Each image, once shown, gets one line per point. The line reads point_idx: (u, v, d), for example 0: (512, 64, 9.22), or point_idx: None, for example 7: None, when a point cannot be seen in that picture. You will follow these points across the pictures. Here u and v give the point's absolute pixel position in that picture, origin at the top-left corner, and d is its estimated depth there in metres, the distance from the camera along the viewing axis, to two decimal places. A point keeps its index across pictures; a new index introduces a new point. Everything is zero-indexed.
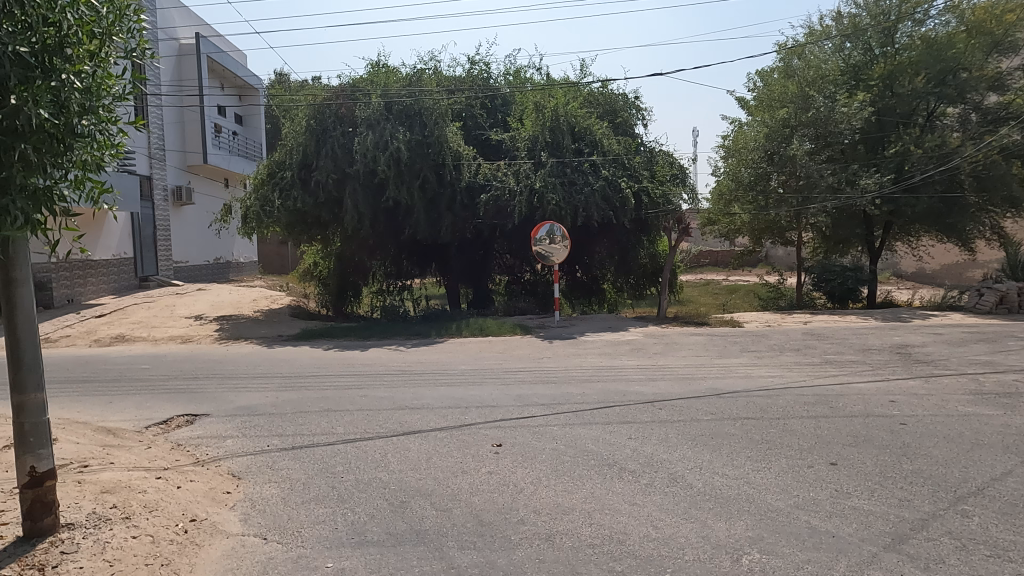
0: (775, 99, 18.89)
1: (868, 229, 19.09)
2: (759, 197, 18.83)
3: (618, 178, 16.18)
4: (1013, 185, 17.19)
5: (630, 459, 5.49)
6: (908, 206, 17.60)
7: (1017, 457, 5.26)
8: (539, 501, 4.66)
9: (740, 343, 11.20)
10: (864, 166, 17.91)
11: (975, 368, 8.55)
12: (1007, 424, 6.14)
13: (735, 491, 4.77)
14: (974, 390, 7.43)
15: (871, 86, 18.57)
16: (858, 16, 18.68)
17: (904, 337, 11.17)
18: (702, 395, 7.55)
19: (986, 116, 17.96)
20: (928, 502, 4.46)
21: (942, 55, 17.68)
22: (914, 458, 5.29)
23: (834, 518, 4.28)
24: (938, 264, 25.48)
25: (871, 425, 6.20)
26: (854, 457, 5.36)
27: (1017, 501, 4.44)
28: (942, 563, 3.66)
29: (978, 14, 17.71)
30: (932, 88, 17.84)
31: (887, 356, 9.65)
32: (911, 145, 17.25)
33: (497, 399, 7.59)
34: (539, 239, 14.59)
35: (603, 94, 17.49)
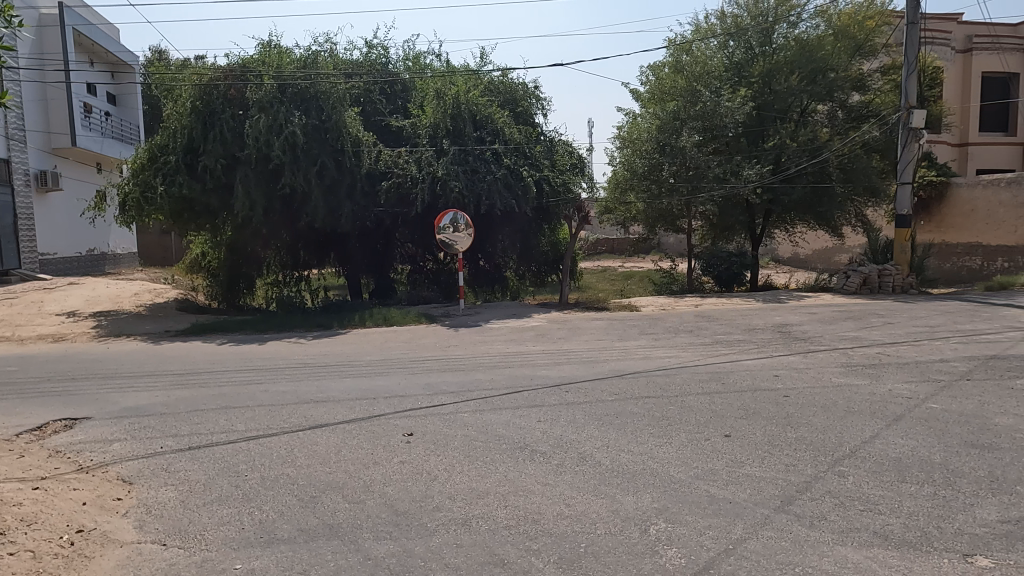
0: (665, 92, 19.61)
1: (751, 217, 20.26)
2: (652, 187, 19.51)
3: (520, 167, 16.28)
4: (873, 177, 18.80)
5: (540, 441, 5.62)
6: (785, 195, 18.79)
7: (883, 421, 5.85)
8: (454, 487, 4.68)
9: (638, 326, 11.68)
10: (746, 158, 19.08)
11: (844, 343, 9.41)
12: (874, 392, 6.82)
13: (640, 465, 5.00)
14: (845, 363, 8.16)
15: (752, 83, 19.52)
16: (740, 16, 19.73)
17: (784, 317, 12.07)
18: (605, 377, 7.83)
19: (851, 113, 19.66)
20: (810, 465, 4.89)
21: (814, 56, 19.02)
22: (797, 427, 5.75)
23: (730, 485, 4.59)
24: (810, 250, 27.66)
25: (758, 398, 6.68)
26: (745, 429, 5.75)
27: (885, 460, 4.95)
28: (824, 519, 4.03)
29: (843, 19, 19.19)
30: (805, 87, 19.20)
31: (770, 334, 10.39)
32: (787, 138, 18.60)
33: (405, 388, 7.52)
34: (443, 227, 14.44)
35: (503, 82, 17.64)
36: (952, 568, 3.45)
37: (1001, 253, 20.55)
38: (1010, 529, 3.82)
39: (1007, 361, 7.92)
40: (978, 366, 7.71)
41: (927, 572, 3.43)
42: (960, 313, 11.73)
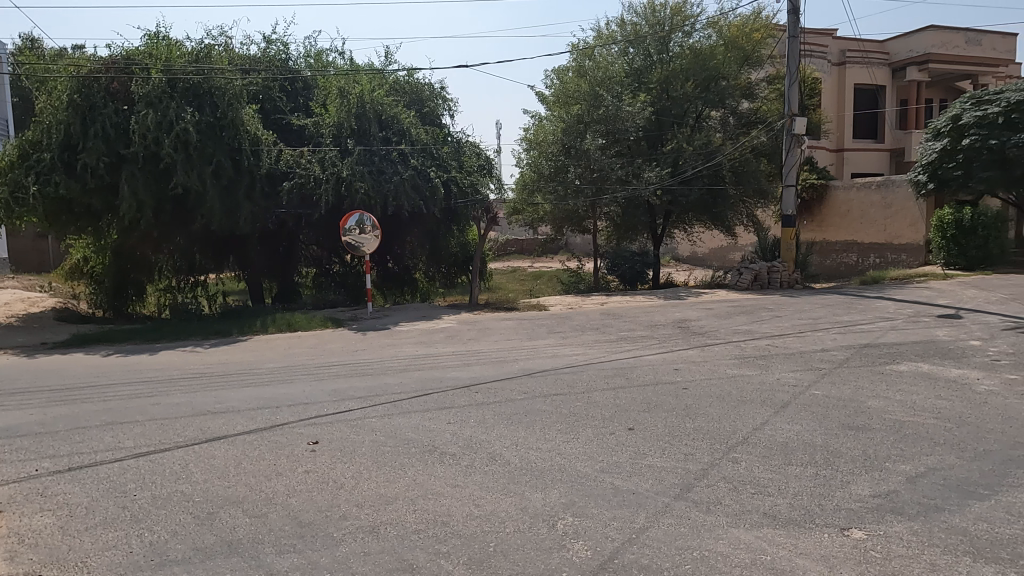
0: (569, 95, 20.08)
1: (652, 218, 21.09)
2: (558, 188, 19.92)
3: (427, 168, 16.17)
4: (761, 179, 20.01)
5: (449, 443, 5.60)
6: (683, 197, 19.66)
7: (772, 409, 6.25)
8: (361, 494, 4.59)
9: (546, 325, 11.88)
10: (647, 160, 19.82)
11: (738, 336, 9.97)
12: (764, 381, 7.27)
13: (547, 462, 5.09)
14: (738, 356, 8.64)
15: (651, 89, 20.30)
16: (638, 24, 20.50)
17: (683, 313, 12.65)
18: (514, 376, 7.92)
19: (741, 119, 20.90)
20: (707, 453, 5.15)
21: (707, 65, 20.01)
22: (695, 418, 6.04)
23: (633, 477, 4.76)
24: (707, 248, 29.09)
25: (659, 392, 6.96)
26: (647, 421, 5.97)
27: (773, 445, 5.29)
28: (719, 504, 4.26)
29: (733, 31, 20.35)
30: (699, 93, 20.20)
31: (670, 330, 10.86)
32: (684, 143, 19.49)
33: (310, 396, 7.29)
34: (348, 229, 14.10)
35: (409, 82, 17.49)
36: (831, 542, 3.74)
37: (873, 251, 22.38)
38: (880, 502, 4.18)
39: (878, 348, 8.66)
40: (853, 354, 8.38)
41: (809, 547, 3.69)
42: (839, 305, 12.69)
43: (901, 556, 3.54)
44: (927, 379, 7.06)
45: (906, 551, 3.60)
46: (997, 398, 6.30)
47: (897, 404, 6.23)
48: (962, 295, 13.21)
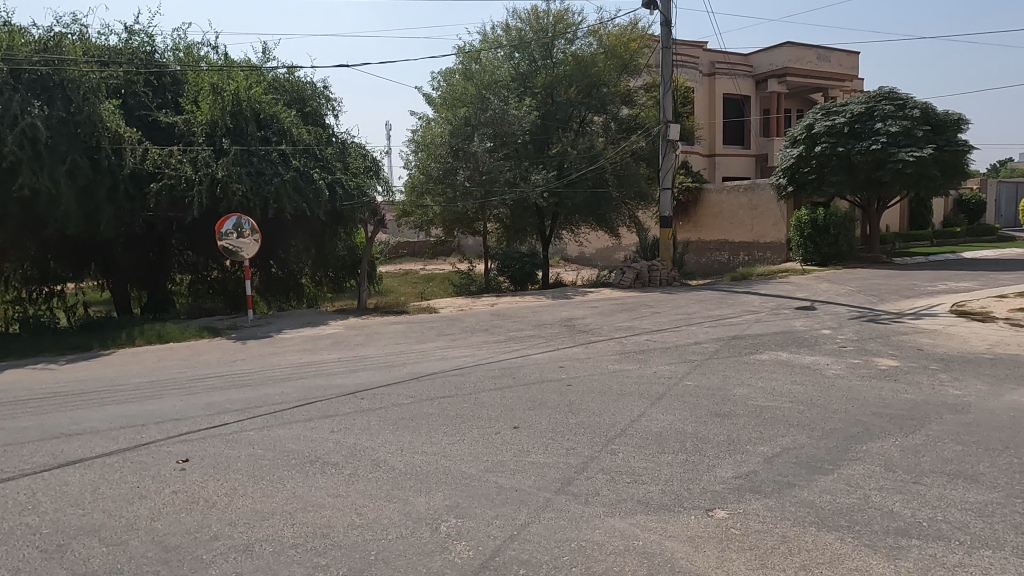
0: (456, 98, 20.14)
1: (540, 219, 21.56)
2: (447, 190, 19.89)
3: (310, 169, 15.62)
4: (641, 182, 20.96)
5: (332, 452, 5.46)
6: (569, 199, 20.25)
7: (648, 401, 6.58)
8: (236, 512, 4.37)
9: (436, 328, 11.84)
10: (534, 164, 20.23)
11: (620, 333, 10.41)
12: (642, 375, 7.63)
13: (432, 465, 5.08)
14: (619, 351, 9.03)
15: (536, 94, 20.90)
16: (522, 30, 20.92)
17: (570, 312, 13.02)
18: (402, 380, 7.83)
19: (622, 125, 21.78)
20: (587, 447, 5.34)
21: (588, 71, 20.74)
22: (577, 413, 6.24)
23: (516, 474, 4.85)
24: (595, 249, 30.06)
25: (545, 390, 7.13)
26: (532, 419, 6.10)
27: (648, 435, 5.56)
28: (597, 495, 4.43)
29: (612, 40, 21.22)
30: (581, 99, 20.95)
31: (557, 329, 11.15)
32: (568, 147, 20.14)
33: (181, 411, 6.84)
34: (225, 232, 13.40)
35: (289, 80, 16.86)
36: (698, 523, 3.98)
37: (743, 249, 24.08)
38: (741, 482, 4.51)
39: (744, 340, 9.33)
40: (723, 345, 8.98)
41: (677, 529, 3.92)
42: (711, 301, 13.56)
43: (758, 531, 3.84)
44: (785, 366, 7.70)
45: (761, 526, 3.90)
46: (843, 381, 6.98)
47: (758, 391, 6.75)
48: (816, 289, 14.51)
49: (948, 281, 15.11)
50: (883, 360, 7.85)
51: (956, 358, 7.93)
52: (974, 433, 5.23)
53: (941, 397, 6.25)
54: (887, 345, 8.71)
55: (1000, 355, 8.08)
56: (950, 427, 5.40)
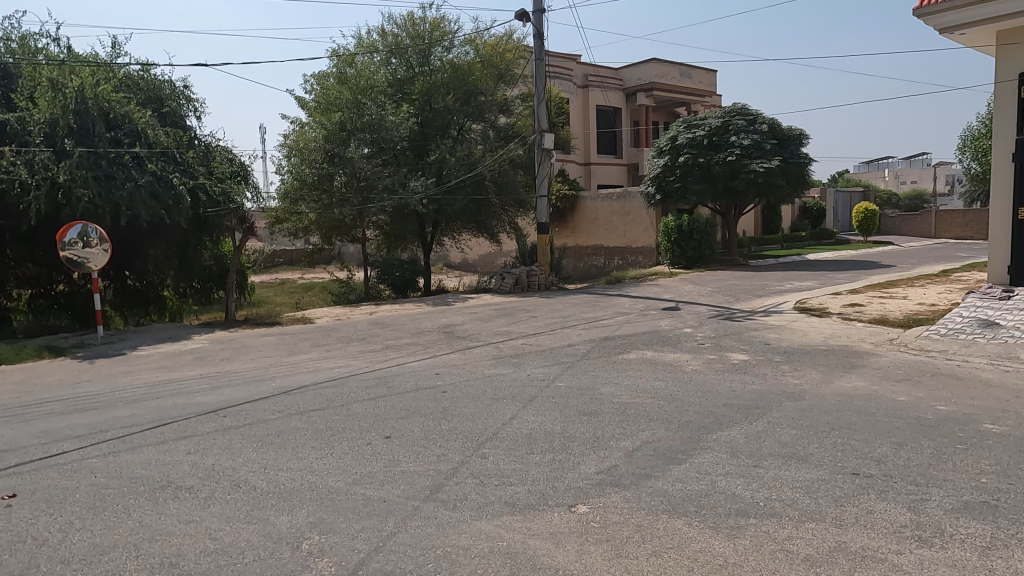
0: (331, 102, 19.60)
1: (420, 226, 21.39)
2: (323, 197, 19.37)
3: (168, 173, 14.64)
4: (519, 190, 21.46)
5: (187, 475, 5.12)
6: (448, 206, 20.24)
7: (520, 403, 6.71)
8: (71, 548, 3.99)
9: (310, 339, 11.43)
10: (412, 170, 20.06)
11: (497, 337, 10.56)
12: (516, 378, 7.79)
13: (296, 482, 4.90)
14: (496, 356, 9.15)
15: (414, 101, 20.72)
16: (398, 35, 20.73)
17: (449, 318, 13.04)
18: (269, 395, 7.49)
19: (500, 133, 22.04)
20: (458, 452, 5.37)
21: (465, 80, 20.87)
22: (451, 419, 6.26)
23: (385, 485, 4.79)
24: (476, 255, 30.24)
25: (419, 397, 7.09)
26: (404, 428, 6.05)
27: (518, 438, 5.67)
28: (465, 500, 4.46)
29: (488, 50, 21.59)
30: (459, 107, 20.91)
31: (435, 335, 11.13)
32: (446, 154, 19.97)
33: (10, 441, 6.14)
34: (69, 241, 12.22)
35: (144, 78, 15.74)
36: (560, 520, 4.11)
37: (617, 253, 25.19)
38: (603, 477, 4.72)
39: (614, 340, 9.78)
40: (593, 347, 9.36)
41: (540, 527, 4.03)
42: (585, 304, 14.08)
43: (615, 522, 4.03)
44: (649, 364, 8.14)
45: (619, 517, 4.09)
46: (700, 376, 7.48)
47: (624, 388, 7.09)
48: (681, 290, 15.46)
49: (794, 281, 16.63)
50: (734, 354, 8.51)
51: (796, 350, 8.74)
52: (807, 418, 5.79)
53: (782, 387, 6.86)
54: (739, 340, 9.44)
55: (833, 346, 9.00)
56: (788, 413, 5.95)
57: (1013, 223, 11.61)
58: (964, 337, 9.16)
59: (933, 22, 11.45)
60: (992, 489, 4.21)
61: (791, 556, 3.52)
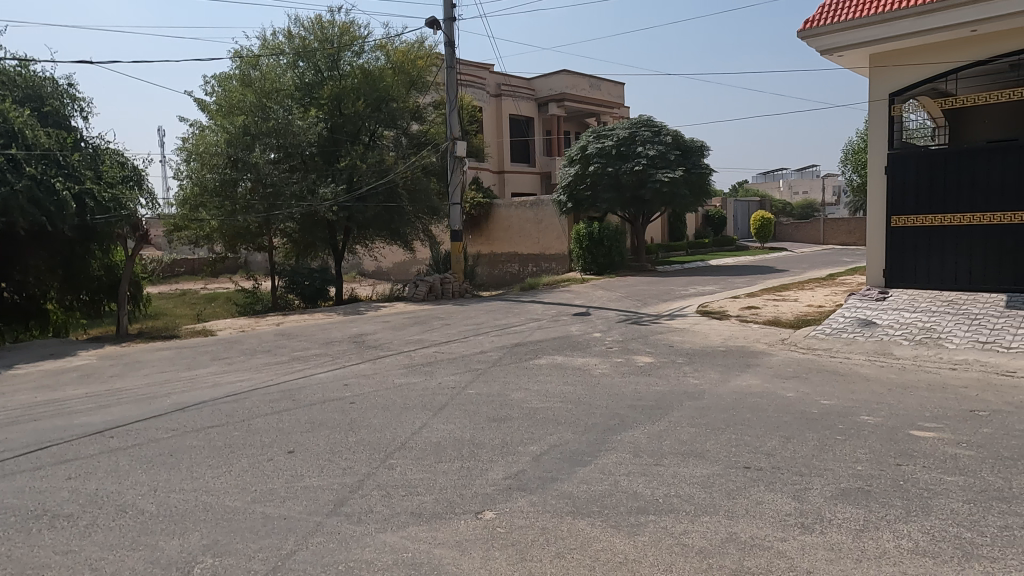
0: (233, 105, 18.80)
1: (330, 233, 20.83)
2: (225, 204, 18.53)
3: (50, 176, 13.54)
4: (432, 197, 21.40)
5: (66, 502, 4.75)
6: (359, 213, 19.82)
7: (430, 412, 6.66)
8: None
9: (210, 352, 10.88)
10: (321, 177, 19.57)
11: (409, 346, 10.44)
12: (426, 387, 7.71)
13: (190, 503, 4.64)
14: (407, 365, 9.03)
15: (323, 105, 20.37)
16: (306, 38, 20.20)
17: (360, 328, 12.76)
18: (163, 413, 7.06)
19: (413, 140, 21.83)
20: (364, 465, 5.25)
21: (376, 86, 20.60)
22: (358, 430, 6.12)
23: (286, 501, 4.61)
24: (390, 263, 29.82)
25: (326, 409, 6.90)
26: (308, 441, 5.86)
27: (427, 447, 5.61)
28: (369, 513, 4.37)
29: (399, 56, 21.41)
30: (370, 113, 20.69)
31: (345, 346, 10.86)
32: (357, 160, 19.72)
33: None
34: None
35: (22, 75, 14.68)
36: (466, 527, 4.10)
37: (531, 260, 25.50)
38: (510, 483, 4.74)
39: (526, 346, 9.89)
40: (505, 353, 9.42)
41: (445, 536, 4.00)
42: (499, 311, 14.16)
43: (520, 526, 4.06)
44: (559, 369, 8.28)
45: (524, 522, 4.13)
46: (607, 379, 7.68)
47: (534, 394, 7.17)
48: (592, 296, 15.84)
49: (697, 285, 17.39)
50: (640, 357, 8.80)
51: (698, 352, 9.14)
52: (704, 416, 6.05)
53: (683, 387, 7.15)
54: (645, 344, 9.77)
55: (731, 347, 9.48)
56: (687, 412, 6.20)
57: (887, 230, 12.65)
58: (846, 336, 9.87)
59: (816, 43, 12.33)
60: (866, 475, 4.56)
61: (687, 549, 3.66)
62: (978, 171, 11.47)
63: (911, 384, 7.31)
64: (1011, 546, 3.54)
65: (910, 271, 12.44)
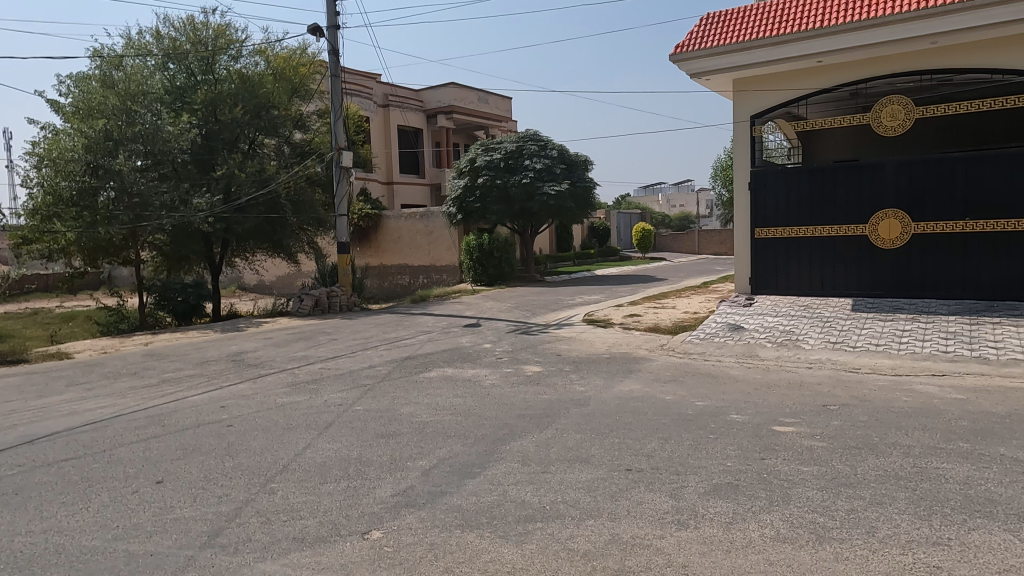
0: (93, 108, 17.25)
1: (206, 246, 19.70)
2: (84, 214, 17.08)
3: None
4: (317, 209, 20.86)
5: None
6: (238, 224, 18.66)
7: (315, 431, 6.42)
8: None
9: (66, 377, 9.89)
10: (195, 186, 18.36)
11: (292, 363, 10.02)
12: (311, 406, 7.43)
13: (38, 547, 4.19)
14: (291, 383, 8.66)
15: (196, 110, 18.77)
16: (177, 39, 19.09)
17: (239, 345, 12.10)
18: (7, 447, 6.33)
19: (296, 149, 21.27)
20: (243, 491, 4.98)
21: (255, 92, 19.65)
22: (236, 455, 5.79)
23: (152, 537, 4.27)
24: (273, 277, 28.55)
25: (200, 434, 6.47)
26: (180, 470, 5.47)
27: (311, 468, 5.41)
28: (248, 541, 4.14)
29: (280, 62, 20.70)
30: (249, 120, 19.51)
31: (222, 365, 10.25)
32: (235, 168, 18.34)
33: None
34: None
35: None
36: (352, 549, 3.98)
37: (421, 272, 25.31)
38: (398, 500, 4.66)
39: (415, 359, 9.79)
40: (395, 367, 9.27)
41: (330, 560, 3.87)
42: (388, 324, 13.94)
43: (408, 544, 4.00)
44: (449, 381, 8.25)
45: (412, 539, 4.07)
46: (497, 390, 7.74)
47: (423, 407, 7.11)
48: (482, 307, 15.95)
49: (583, 295, 17.98)
50: (529, 367, 8.95)
51: (584, 359, 9.44)
52: (590, 422, 6.26)
53: (569, 394, 7.35)
54: (534, 353, 9.95)
55: (615, 354, 9.87)
56: (574, 419, 6.39)
57: (751, 241, 13.67)
58: (718, 340, 10.56)
59: (686, 67, 13.18)
60: (735, 470, 4.89)
61: (572, 553, 3.76)
62: (828, 187, 12.66)
63: (774, 383, 7.94)
64: (856, 527, 3.93)
65: (772, 278, 13.52)
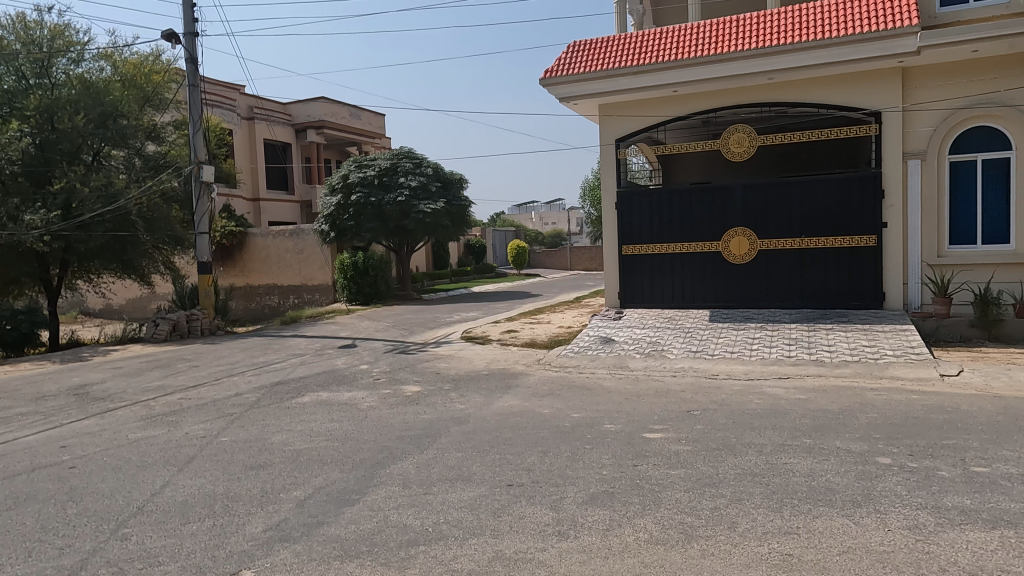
0: None
1: (41, 267, 17.77)
2: None
3: None
4: (174, 226, 19.36)
5: None
6: (79, 243, 17.01)
7: (174, 467, 5.92)
8: None
9: None
10: (26, 202, 16.59)
11: (147, 395, 9.17)
12: (169, 440, 6.83)
13: None
14: (145, 417, 7.91)
15: (27, 117, 16.81)
16: (5, 39, 17.10)
17: (82, 378, 10.89)
18: None
19: (148, 162, 19.57)
20: (89, 539, 4.48)
21: (100, 99, 17.92)
22: (80, 500, 5.20)
23: None
24: (122, 300, 26.18)
25: (35, 480, 5.74)
26: (9, 522, 4.81)
27: (171, 508, 4.98)
28: None
29: (129, 68, 19.18)
30: (93, 129, 17.75)
31: (62, 400, 9.16)
32: (76, 183, 16.76)
33: None
34: None
35: None
36: None
37: (291, 292, 24.26)
38: (270, 535, 4.40)
39: (287, 384, 9.31)
40: (264, 394, 8.76)
41: None
42: (256, 348, 13.18)
43: None
44: (324, 406, 7.93)
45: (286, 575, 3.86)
46: (374, 412, 7.54)
47: (297, 435, 6.77)
48: (358, 327, 15.53)
49: (461, 312, 18.02)
50: (407, 387, 8.81)
51: (462, 377, 9.44)
52: (470, 440, 6.27)
53: (449, 413, 7.31)
54: (412, 372, 9.83)
55: (493, 370, 9.97)
56: (454, 437, 6.37)
57: (619, 257, 14.38)
58: (591, 353, 10.97)
59: (555, 91, 13.71)
60: (609, 478, 5.09)
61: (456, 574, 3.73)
62: (684, 207, 13.66)
63: (643, 392, 8.37)
64: (719, 523, 4.22)
65: (638, 292, 14.29)
